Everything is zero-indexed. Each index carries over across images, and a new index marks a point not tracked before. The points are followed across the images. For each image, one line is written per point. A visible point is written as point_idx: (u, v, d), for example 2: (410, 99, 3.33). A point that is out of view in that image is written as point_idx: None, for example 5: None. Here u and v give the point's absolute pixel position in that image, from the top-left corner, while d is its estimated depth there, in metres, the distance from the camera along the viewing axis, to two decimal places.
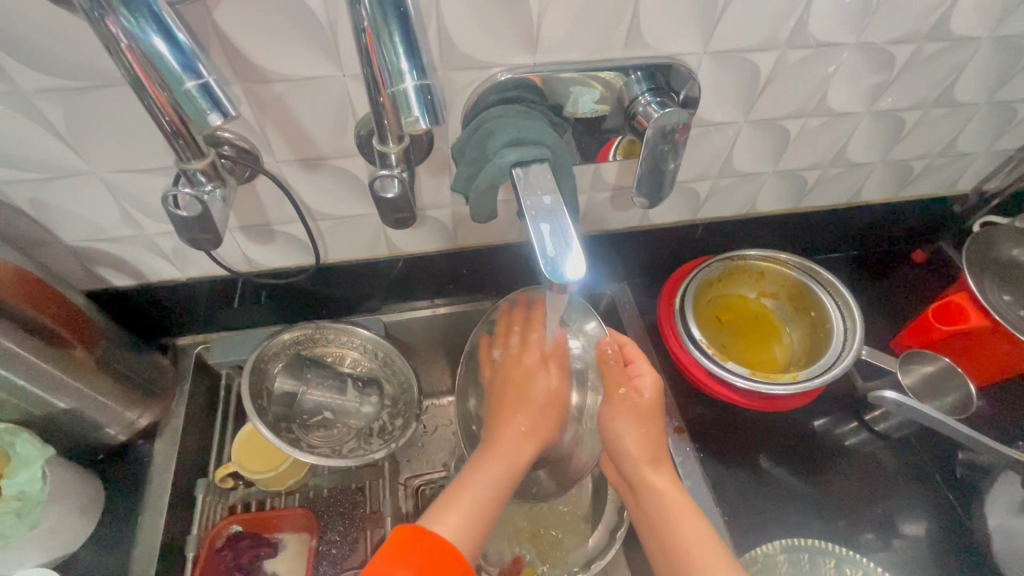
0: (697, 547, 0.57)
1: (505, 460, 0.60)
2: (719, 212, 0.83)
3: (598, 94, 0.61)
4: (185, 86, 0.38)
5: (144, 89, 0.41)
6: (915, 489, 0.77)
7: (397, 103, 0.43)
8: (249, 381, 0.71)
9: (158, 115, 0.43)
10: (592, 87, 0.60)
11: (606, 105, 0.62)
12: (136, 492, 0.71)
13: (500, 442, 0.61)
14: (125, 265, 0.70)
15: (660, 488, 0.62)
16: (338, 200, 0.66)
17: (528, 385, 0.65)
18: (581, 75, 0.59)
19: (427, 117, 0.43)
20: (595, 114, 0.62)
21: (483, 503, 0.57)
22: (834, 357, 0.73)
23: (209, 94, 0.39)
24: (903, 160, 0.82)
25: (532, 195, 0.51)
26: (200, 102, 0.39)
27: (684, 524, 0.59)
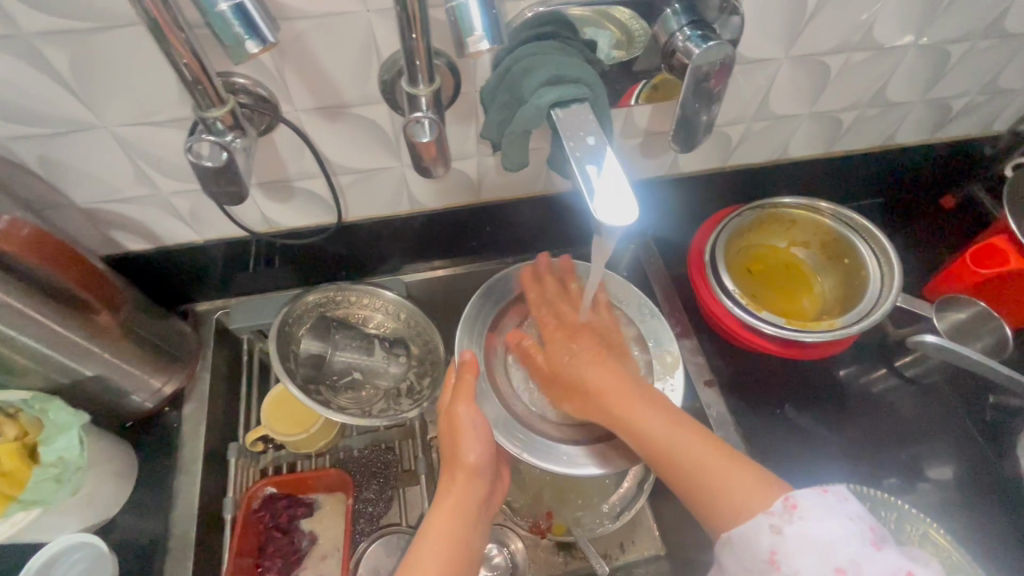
0: (676, 443, 0.55)
1: (452, 527, 0.57)
2: (750, 159, 0.80)
3: (612, 38, 0.58)
4: (219, 8, 0.37)
5: (161, 32, 0.40)
6: (944, 433, 0.78)
7: (458, 22, 0.42)
8: (274, 343, 0.70)
9: (176, 58, 0.42)
10: (605, 27, 0.57)
11: (622, 50, 0.59)
12: (168, 457, 0.71)
13: (438, 522, 0.57)
14: (140, 228, 0.68)
15: (621, 394, 0.60)
16: (360, 153, 0.63)
17: (455, 437, 0.60)
18: (592, 13, 0.55)
19: (489, 37, 0.42)
20: (609, 61, 0.60)
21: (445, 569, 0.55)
22: (871, 302, 0.72)
23: (244, 17, 0.38)
24: (942, 98, 0.78)
25: (575, 136, 0.48)
26: (235, 26, 0.38)
27: (659, 426, 0.57)
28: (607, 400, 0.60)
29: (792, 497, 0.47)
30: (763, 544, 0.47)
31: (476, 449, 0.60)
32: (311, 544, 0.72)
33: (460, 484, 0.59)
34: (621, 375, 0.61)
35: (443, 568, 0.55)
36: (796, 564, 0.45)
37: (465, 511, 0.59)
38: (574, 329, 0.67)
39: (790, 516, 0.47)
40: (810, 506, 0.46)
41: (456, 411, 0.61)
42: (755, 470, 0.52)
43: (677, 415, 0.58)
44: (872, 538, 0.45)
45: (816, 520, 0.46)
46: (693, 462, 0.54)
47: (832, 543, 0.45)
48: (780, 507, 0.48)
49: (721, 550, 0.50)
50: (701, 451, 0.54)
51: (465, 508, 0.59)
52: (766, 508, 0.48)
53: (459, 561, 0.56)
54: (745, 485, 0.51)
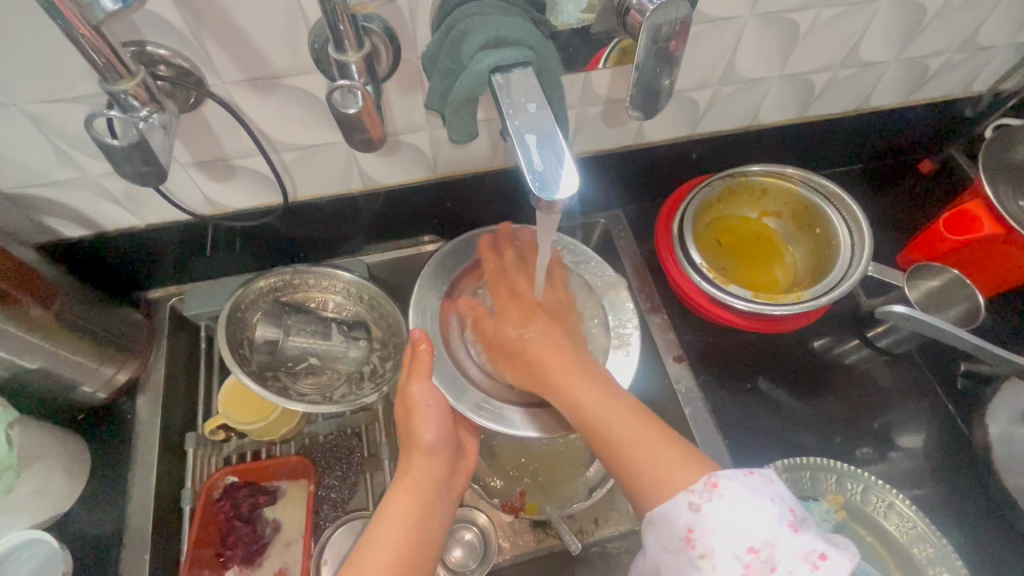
0: (610, 415, 0.54)
1: (410, 513, 0.55)
2: (719, 125, 0.77)
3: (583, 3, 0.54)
4: None
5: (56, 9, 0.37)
6: (915, 402, 0.77)
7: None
8: (226, 332, 0.68)
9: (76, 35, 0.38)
10: None
11: (593, 14, 0.55)
12: (123, 449, 0.69)
13: (394, 504, 0.55)
14: (76, 214, 0.64)
15: (560, 367, 0.58)
16: (300, 127, 0.59)
17: (410, 415, 0.59)
18: None
19: None
20: (581, 25, 0.56)
21: (394, 553, 0.52)
22: (841, 272, 0.70)
23: None
24: (919, 57, 0.75)
25: (515, 103, 0.45)
26: None
27: (595, 399, 0.55)
28: (544, 371, 0.59)
29: (715, 476, 0.46)
30: (681, 523, 0.45)
31: (431, 428, 0.58)
32: (274, 532, 0.71)
33: (417, 464, 0.58)
34: (563, 347, 0.60)
35: (401, 554, 0.52)
36: (710, 541, 0.43)
37: (422, 492, 0.56)
38: (520, 305, 0.64)
39: (710, 494, 0.45)
40: (730, 485, 0.45)
41: (411, 390, 0.59)
42: (693, 451, 0.50)
43: (617, 392, 0.56)
44: (792, 523, 0.44)
45: (734, 499, 0.44)
46: (621, 429, 0.53)
47: (747, 524, 0.43)
48: (701, 486, 0.46)
49: (646, 529, 0.48)
50: (634, 426, 0.53)
51: (423, 488, 0.56)
52: (687, 484, 0.47)
53: (417, 544, 0.53)
54: (669, 458, 0.50)
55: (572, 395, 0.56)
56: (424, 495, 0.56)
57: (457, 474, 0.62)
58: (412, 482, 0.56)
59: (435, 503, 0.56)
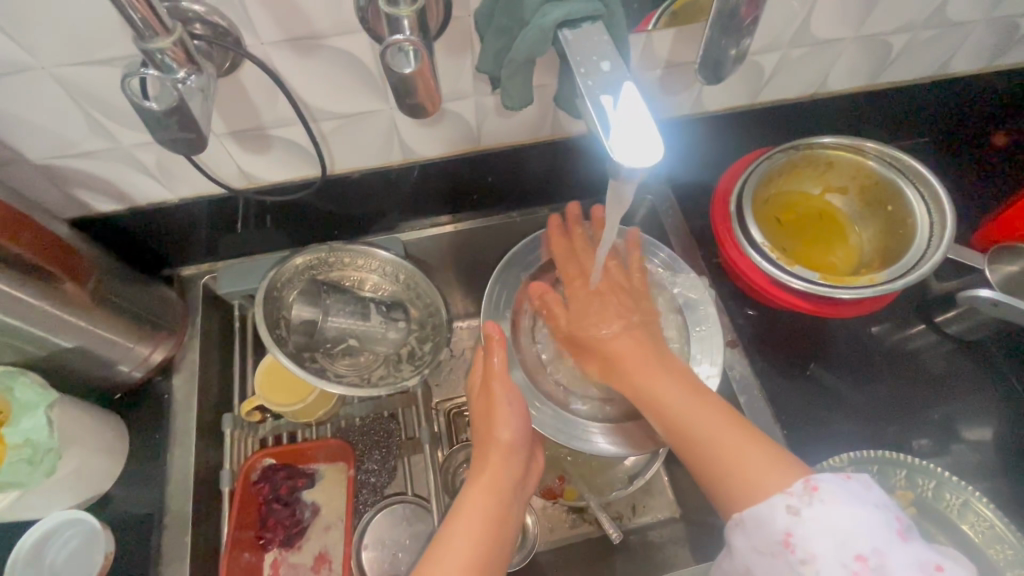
0: (694, 413, 0.51)
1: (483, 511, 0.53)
2: (782, 93, 0.71)
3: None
4: None
5: None
6: (987, 393, 0.72)
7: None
8: (263, 310, 0.66)
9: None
10: None
11: None
12: (160, 429, 0.68)
13: (472, 501, 0.53)
14: (108, 186, 0.62)
15: (639, 360, 0.56)
16: (341, 94, 0.55)
17: (489, 412, 0.57)
18: None
19: None
20: None
21: (474, 547, 0.50)
22: (918, 253, 0.65)
23: None
24: (1010, 16, 0.68)
25: (586, 62, 0.40)
26: None
27: (679, 400, 0.53)
28: (624, 366, 0.56)
29: (813, 479, 0.44)
30: (779, 526, 0.43)
31: (512, 426, 0.57)
32: (314, 515, 0.70)
33: (494, 464, 0.55)
34: (644, 342, 0.57)
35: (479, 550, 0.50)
36: (813, 548, 0.41)
37: (500, 492, 0.54)
38: (602, 297, 0.61)
39: (811, 498, 0.43)
40: (832, 489, 0.43)
41: (491, 388, 0.58)
42: (772, 449, 0.48)
43: (699, 389, 0.54)
44: (899, 531, 0.42)
45: (839, 505, 0.42)
46: (707, 428, 0.50)
47: (855, 533, 0.41)
48: (799, 488, 0.44)
49: (732, 528, 0.47)
50: (720, 426, 0.50)
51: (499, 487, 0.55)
52: (784, 489, 0.44)
53: (494, 542, 0.51)
54: (760, 464, 0.47)
55: (655, 395, 0.54)
56: (501, 495, 0.54)
57: (528, 475, 0.60)
58: (489, 483, 0.54)
59: (508, 502, 0.54)
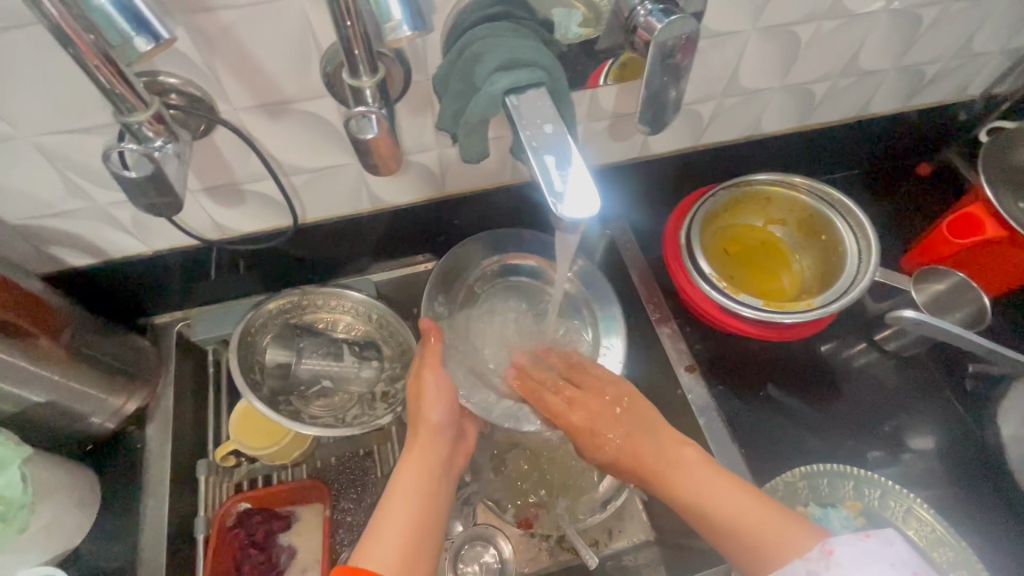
0: (714, 494, 0.58)
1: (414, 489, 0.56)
2: (722, 136, 0.78)
3: (580, 16, 0.54)
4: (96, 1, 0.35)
5: (67, 40, 0.36)
6: (927, 404, 0.77)
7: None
8: (237, 357, 0.67)
9: (93, 73, 0.38)
10: (573, 7, 0.54)
11: (591, 28, 0.56)
12: (134, 479, 0.68)
13: (405, 475, 0.57)
14: (83, 242, 0.64)
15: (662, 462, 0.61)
16: (310, 150, 0.59)
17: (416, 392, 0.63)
18: None
19: (410, 23, 0.38)
20: (582, 39, 0.56)
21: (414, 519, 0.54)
22: (849, 279, 0.71)
23: (128, 11, 0.35)
24: (916, 64, 0.76)
25: (532, 125, 0.45)
26: (121, 23, 0.35)
27: (695, 478, 0.59)
28: (641, 459, 0.63)
29: (829, 544, 0.49)
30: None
31: (438, 409, 0.62)
32: (290, 558, 0.71)
33: (425, 442, 0.60)
34: (654, 436, 0.64)
35: (414, 523, 0.54)
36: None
37: (432, 466, 0.59)
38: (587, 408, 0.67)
39: (827, 562, 0.48)
40: (846, 552, 0.48)
41: (422, 374, 0.63)
42: (794, 522, 0.54)
43: (715, 468, 0.60)
44: None
45: (852, 566, 0.47)
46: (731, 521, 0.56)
47: None
48: (817, 554, 0.50)
49: None
50: (748, 506, 0.56)
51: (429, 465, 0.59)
52: (805, 554, 0.50)
53: (428, 516, 0.55)
54: (785, 531, 0.54)
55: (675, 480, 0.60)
56: (433, 475, 0.58)
57: (456, 456, 0.64)
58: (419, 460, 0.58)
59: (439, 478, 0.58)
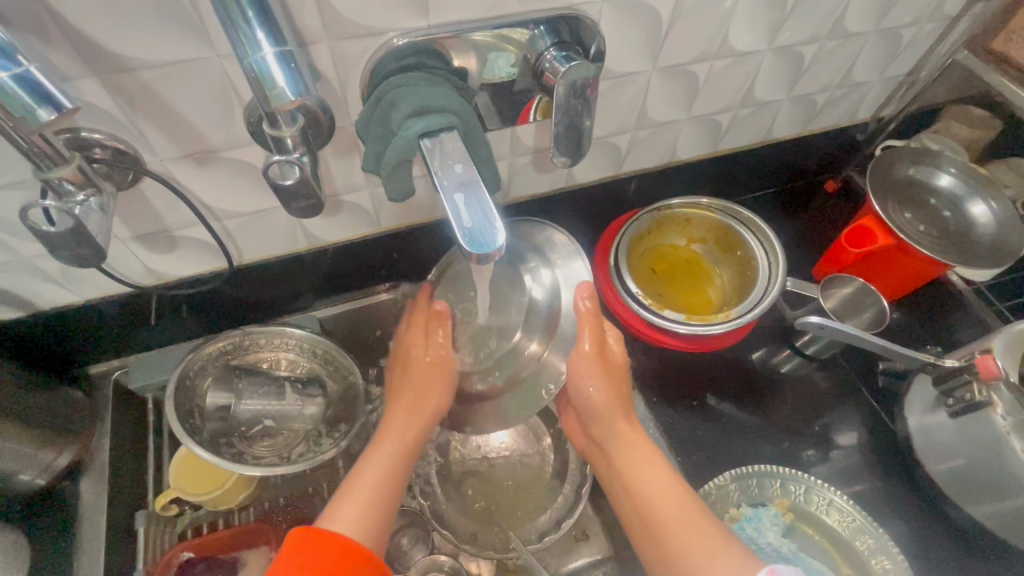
0: (669, 503, 0.60)
1: (397, 441, 0.61)
2: (641, 164, 0.84)
3: (512, 57, 0.59)
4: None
5: None
6: (846, 402, 0.83)
7: (259, 80, 0.40)
8: (174, 402, 0.67)
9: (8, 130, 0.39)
10: (505, 49, 0.58)
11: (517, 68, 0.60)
12: (67, 537, 0.66)
13: (393, 419, 0.63)
14: (9, 297, 0.63)
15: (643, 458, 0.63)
16: (240, 195, 0.61)
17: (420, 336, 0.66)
18: (492, 36, 0.57)
19: (294, 88, 0.40)
20: (511, 78, 0.60)
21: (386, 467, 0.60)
22: (761, 291, 0.76)
23: (31, 86, 0.36)
24: (806, 94, 0.84)
25: (445, 166, 0.49)
26: (23, 96, 0.36)
27: (657, 485, 0.61)
28: (619, 446, 0.65)
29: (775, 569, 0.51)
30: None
31: (430, 349, 0.65)
32: None
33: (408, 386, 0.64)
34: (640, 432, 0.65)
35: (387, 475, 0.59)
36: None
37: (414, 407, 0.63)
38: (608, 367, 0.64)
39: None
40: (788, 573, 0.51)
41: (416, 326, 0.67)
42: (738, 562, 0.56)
43: (679, 482, 0.62)
44: None
45: None
46: (683, 532, 0.57)
47: None
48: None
49: None
50: (698, 524, 0.58)
51: (416, 403, 0.63)
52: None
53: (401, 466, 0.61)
54: (729, 555, 0.55)
55: (637, 480, 0.62)
56: (415, 416, 0.63)
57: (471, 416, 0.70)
58: (406, 408, 0.63)
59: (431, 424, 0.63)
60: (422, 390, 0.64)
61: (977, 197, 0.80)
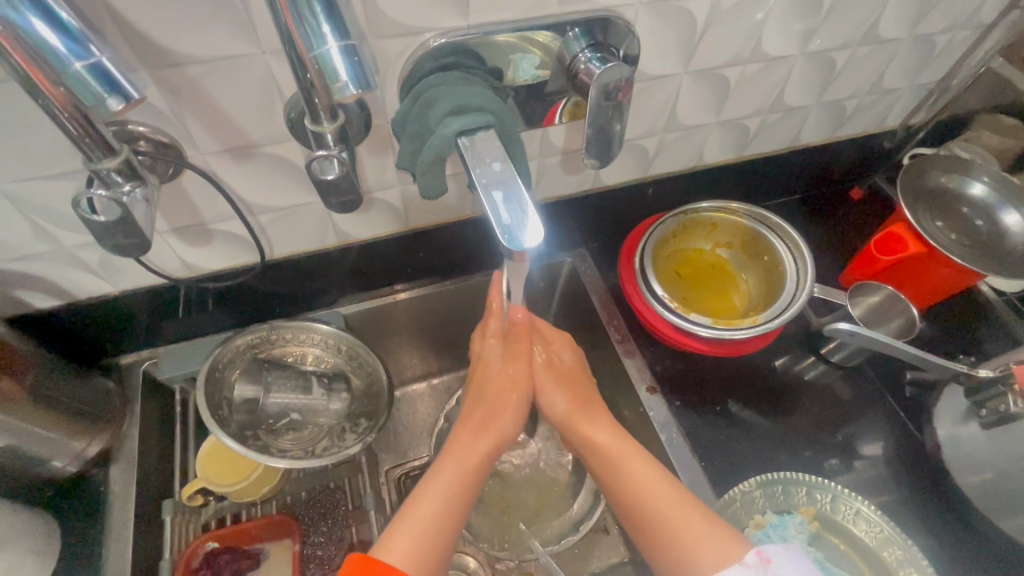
0: (653, 487, 0.61)
1: (461, 467, 0.62)
2: (668, 167, 0.84)
3: (536, 59, 0.59)
4: (74, 69, 0.36)
5: (34, 86, 0.38)
6: (871, 412, 0.82)
7: (323, 72, 0.41)
8: (204, 393, 0.68)
9: (58, 116, 0.40)
10: (531, 51, 0.59)
11: (546, 69, 0.60)
12: (96, 523, 0.67)
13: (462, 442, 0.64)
14: (48, 285, 0.64)
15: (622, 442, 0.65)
16: (275, 191, 0.62)
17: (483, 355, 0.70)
18: (517, 39, 0.57)
19: (356, 83, 0.41)
20: (536, 80, 0.61)
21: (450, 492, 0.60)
22: (788, 297, 0.76)
23: (105, 77, 0.37)
24: (836, 100, 0.84)
25: (482, 164, 0.49)
26: (95, 86, 0.37)
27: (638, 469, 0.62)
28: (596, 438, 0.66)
29: (765, 551, 0.52)
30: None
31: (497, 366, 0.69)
32: None
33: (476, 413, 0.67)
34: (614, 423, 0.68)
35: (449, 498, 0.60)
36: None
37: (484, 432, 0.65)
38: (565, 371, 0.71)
39: (765, 569, 0.51)
40: (780, 558, 0.51)
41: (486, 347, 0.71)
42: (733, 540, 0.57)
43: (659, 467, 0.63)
44: None
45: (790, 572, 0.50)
46: (667, 510, 0.59)
47: None
48: (754, 560, 0.52)
49: None
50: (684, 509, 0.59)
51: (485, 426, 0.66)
52: (742, 560, 0.53)
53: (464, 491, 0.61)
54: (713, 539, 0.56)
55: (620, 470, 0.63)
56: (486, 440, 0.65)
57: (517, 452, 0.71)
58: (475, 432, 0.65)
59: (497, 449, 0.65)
60: (492, 417, 0.66)
61: (1011, 206, 0.79)
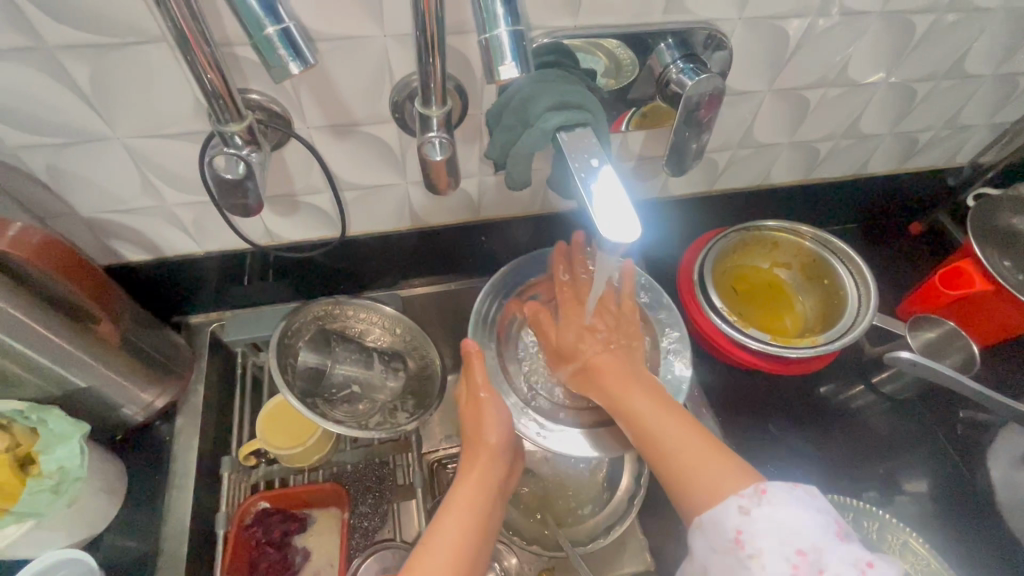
0: (669, 432, 0.55)
1: (474, 494, 0.58)
2: (735, 182, 0.85)
3: (600, 64, 0.61)
4: (266, 31, 0.40)
5: (189, 47, 0.41)
6: (919, 447, 0.81)
7: (491, 51, 0.44)
8: (276, 357, 0.70)
9: (199, 72, 0.43)
10: (597, 56, 0.60)
11: (611, 79, 0.62)
12: (159, 470, 0.70)
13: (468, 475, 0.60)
14: (142, 239, 0.68)
15: (618, 371, 0.60)
16: (365, 170, 0.65)
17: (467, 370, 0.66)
18: (584, 42, 0.59)
19: (518, 65, 0.44)
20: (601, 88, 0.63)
21: (465, 519, 0.55)
22: (850, 320, 0.76)
23: (290, 40, 0.40)
24: (910, 131, 0.84)
25: (579, 158, 0.51)
26: (281, 49, 0.40)
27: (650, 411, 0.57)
28: (602, 377, 0.61)
29: (763, 484, 0.48)
30: (729, 526, 0.47)
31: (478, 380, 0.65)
32: (304, 560, 0.72)
33: (483, 461, 0.61)
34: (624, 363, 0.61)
35: (462, 529, 0.54)
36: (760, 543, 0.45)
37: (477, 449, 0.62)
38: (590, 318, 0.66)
39: (759, 499, 0.47)
40: (781, 493, 0.47)
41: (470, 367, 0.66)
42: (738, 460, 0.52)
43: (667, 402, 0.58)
44: (838, 532, 0.46)
45: (782, 506, 0.46)
46: (684, 458, 0.53)
47: (796, 530, 0.45)
48: (751, 491, 0.48)
49: (691, 533, 0.50)
50: (695, 444, 0.53)
51: (480, 441, 0.62)
52: (738, 490, 0.49)
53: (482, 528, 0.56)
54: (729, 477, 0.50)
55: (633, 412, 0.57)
56: (493, 459, 0.61)
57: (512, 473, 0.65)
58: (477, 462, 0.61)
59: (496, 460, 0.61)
60: (485, 434, 0.62)
61: None
